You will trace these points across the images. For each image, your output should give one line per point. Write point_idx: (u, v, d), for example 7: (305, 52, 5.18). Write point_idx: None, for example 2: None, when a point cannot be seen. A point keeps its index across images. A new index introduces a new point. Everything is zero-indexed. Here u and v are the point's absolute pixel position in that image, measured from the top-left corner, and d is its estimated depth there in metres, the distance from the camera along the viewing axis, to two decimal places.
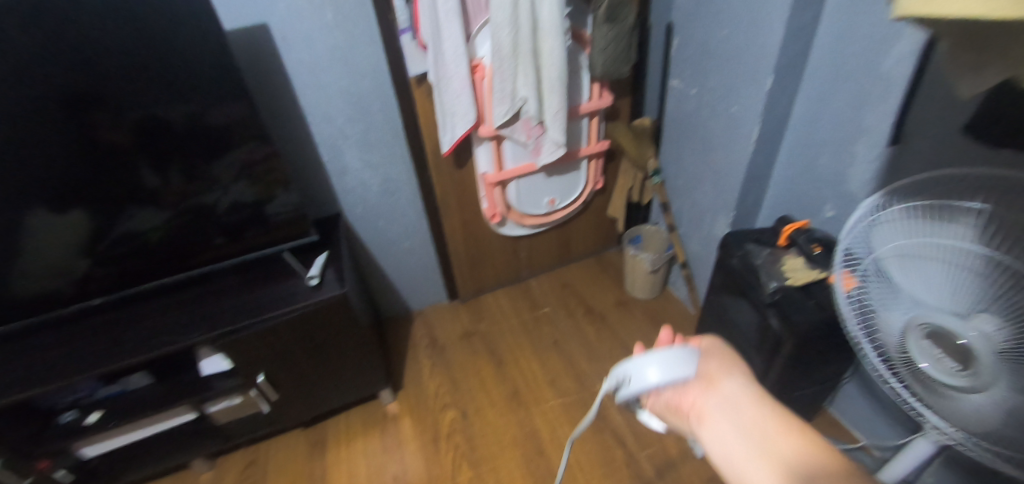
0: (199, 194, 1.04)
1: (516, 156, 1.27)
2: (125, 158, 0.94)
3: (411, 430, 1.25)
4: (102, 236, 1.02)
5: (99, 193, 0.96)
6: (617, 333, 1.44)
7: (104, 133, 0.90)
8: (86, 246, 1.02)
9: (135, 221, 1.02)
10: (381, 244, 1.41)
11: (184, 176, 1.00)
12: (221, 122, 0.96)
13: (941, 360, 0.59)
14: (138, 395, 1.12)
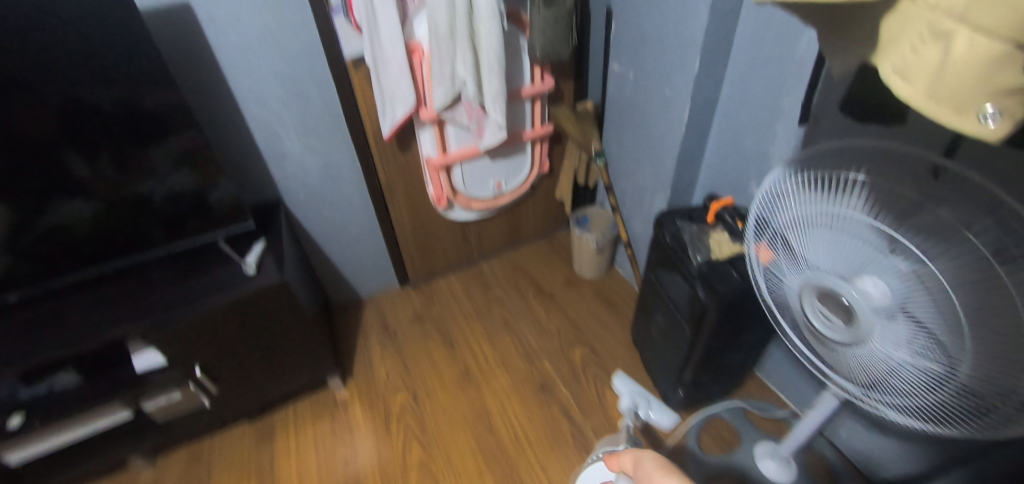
0: (132, 184, 1.00)
1: (460, 138, 1.27)
2: (48, 148, 0.90)
3: (362, 414, 1.26)
4: (26, 227, 0.96)
5: (21, 185, 0.92)
6: (566, 311, 1.50)
7: (24, 122, 0.86)
8: (6, 242, 0.96)
9: (61, 215, 0.98)
10: (327, 230, 1.39)
11: (116, 166, 0.96)
12: (155, 109, 0.93)
13: (832, 318, 0.64)
14: (68, 394, 1.06)
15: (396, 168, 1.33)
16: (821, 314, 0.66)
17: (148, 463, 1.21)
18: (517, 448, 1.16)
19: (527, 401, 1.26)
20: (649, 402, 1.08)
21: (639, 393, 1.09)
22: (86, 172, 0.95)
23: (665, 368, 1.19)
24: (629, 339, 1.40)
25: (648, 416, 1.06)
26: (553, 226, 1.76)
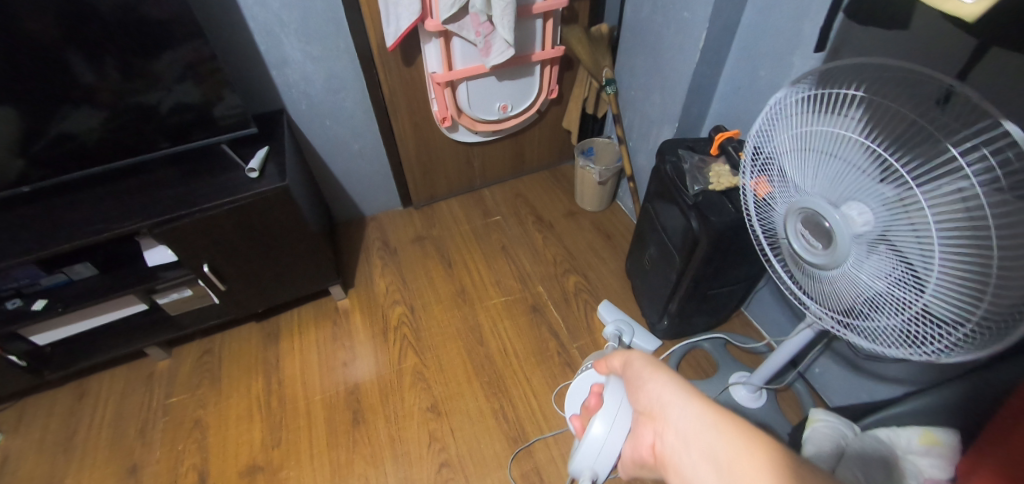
0: (140, 92, 1.02)
1: (466, 55, 1.23)
2: (55, 49, 0.91)
3: (362, 322, 1.34)
4: (40, 132, 0.99)
5: (36, 91, 0.95)
6: (563, 240, 1.53)
7: (29, 21, 0.87)
8: (18, 145, 0.99)
9: (73, 122, 1.01)
10: (330, 144, 1.39)
11: (123, 72, 0.99)
12: (160, 16, 0.94)
13: (809, 242, 0.65)
14: (86, 285, 1.12)
15: (401, 84, 1.31)
16: (801, 236, 0.66)
17: (165, 353, 1.28)
18: (505, 361, 1.23)
19: (518, 320, 1.32)
20: (630, 329, 1.18)
21: (621, 321, 1.18)
22: (92, 66, 0.96)
23: (652, 297, 1.23)
24: (622, 271, 1.44)
25: (631, 340, 1.17)
26: (558, 159, 1.77)
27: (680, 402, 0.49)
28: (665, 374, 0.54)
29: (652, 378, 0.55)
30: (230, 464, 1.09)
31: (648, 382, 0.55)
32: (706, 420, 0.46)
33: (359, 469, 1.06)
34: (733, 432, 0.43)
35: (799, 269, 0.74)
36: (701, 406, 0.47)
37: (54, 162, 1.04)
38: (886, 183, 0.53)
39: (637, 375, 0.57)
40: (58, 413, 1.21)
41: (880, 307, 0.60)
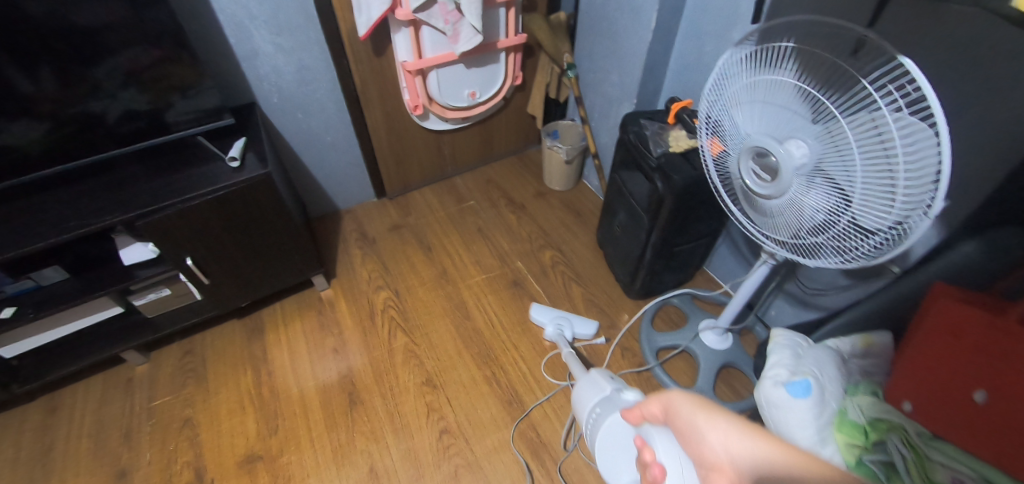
0: (83, 101, 1.00)
1: (435, 43, 1.29)
2: None
3: (348, 309, 1.35)
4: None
5: None
6: (535, 218, 1.60)
7: None
8: None
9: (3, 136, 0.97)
10: (302, 136, 1.40)
11: (60, 80, 0.96)
12: (94, 23, 0.92)
13: (758, 177, 0.75)
14: (58, 290, 1.08)
15: (372, 74, 1.35)
16: (752, 173, 0.76)
17: (143, 358, 1.25)
18: (493, 333, 1.28)
19: (501, 294, 1.38)
20: (569, 322, 1.26)
21: (558, 317, 1.26)
22: (58, 64, 0.94)
23: (624, 261, 1.33)
24: (594, 242, 1.54)
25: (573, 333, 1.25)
26: (525, 144, 1.85)
27: (744, 449, 0.42)
28: (721, 415, 0.46)
29: (708, 425, 0.46)
30: (226, 458, 1.08)
31: (707, 435, 0.46)
32: (774, 465, 0.40)
33: (361, 446, 1.09)
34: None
35: (751, 208, 0.85)
36: (778, 457, 0.40)
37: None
38: (816, 117, 0.63)
39: (689, 430, 0.48)
40: (30, 429, 1.15)
41: (817, 226, 0.72)
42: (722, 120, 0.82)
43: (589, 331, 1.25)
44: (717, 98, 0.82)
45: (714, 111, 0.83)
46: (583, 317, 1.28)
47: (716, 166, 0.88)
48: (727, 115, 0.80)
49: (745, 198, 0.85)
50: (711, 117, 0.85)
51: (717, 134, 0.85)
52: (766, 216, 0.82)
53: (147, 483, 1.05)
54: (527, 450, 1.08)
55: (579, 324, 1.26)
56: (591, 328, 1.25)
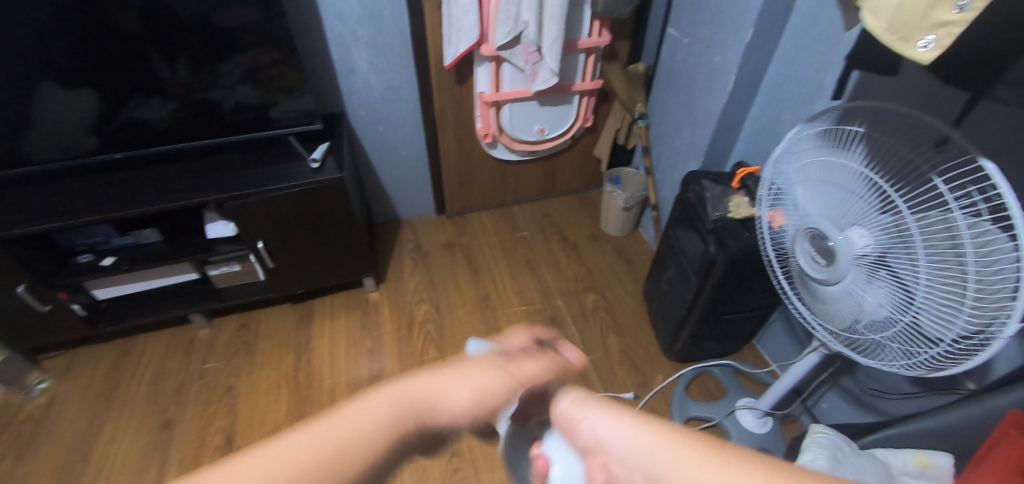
0: (205, 89, 1.16)
1: (514, 80, 1.37)
2: (137, 48, 1.06)
3: (389, 314, 1.42)
4: (111, 117, 1.14)
5: (113, 81, 1.09)
6: (585, 259, 1.61)
7: (118, 21, 1.02)
8: (93, 126, 1.14)
9: (141, 111, 1.15)
10: (380, 148, 1.52)
11: (191, 68, 1.12)
12: (225, 26, 1.08)
13: (814, 259, 0.72)
14: (152, 249, 1.23)
15: (451, 100, 1.44)
16: (807, 253, 0.73)
17: (206, 322, 1.39)
18: None
19: None
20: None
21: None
22: (194, 57, 1.10)
23: (666, 318, 1.30)
24: (639, 293, 1.51)
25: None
26: (586, 185, 1.88)
27: (629, 442, 0.30)
28: (586, 396, 0.36)
29: (575, 408, 0.36)
30: (255, 431, 1.16)
31: (565, 415, 0.37)
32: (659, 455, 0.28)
33: None
34: (692, 452, 0.27)
35: (805, 289, 0.81)
36: (679, 452, 0.27)
37: (120, 142, 1.18)
38: (885, 207, 0.60)
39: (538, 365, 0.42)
40: (104, 366, 1.31)
41: (876, 323, 0.68)
42: (783, 196, 0.80)
43: None
44: (779, 174, 0.81)
45: (774, 185, 0.82)
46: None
47: (771, 239, 0.86)
48: (789, 192, 0.78)
49: (800, 279, 0.81)
50: (774, 189, 0.83)
51: (776, 208, 0.83)
52: (819, 300, 0.78)
53: (186, 437, 1.15)
54: None
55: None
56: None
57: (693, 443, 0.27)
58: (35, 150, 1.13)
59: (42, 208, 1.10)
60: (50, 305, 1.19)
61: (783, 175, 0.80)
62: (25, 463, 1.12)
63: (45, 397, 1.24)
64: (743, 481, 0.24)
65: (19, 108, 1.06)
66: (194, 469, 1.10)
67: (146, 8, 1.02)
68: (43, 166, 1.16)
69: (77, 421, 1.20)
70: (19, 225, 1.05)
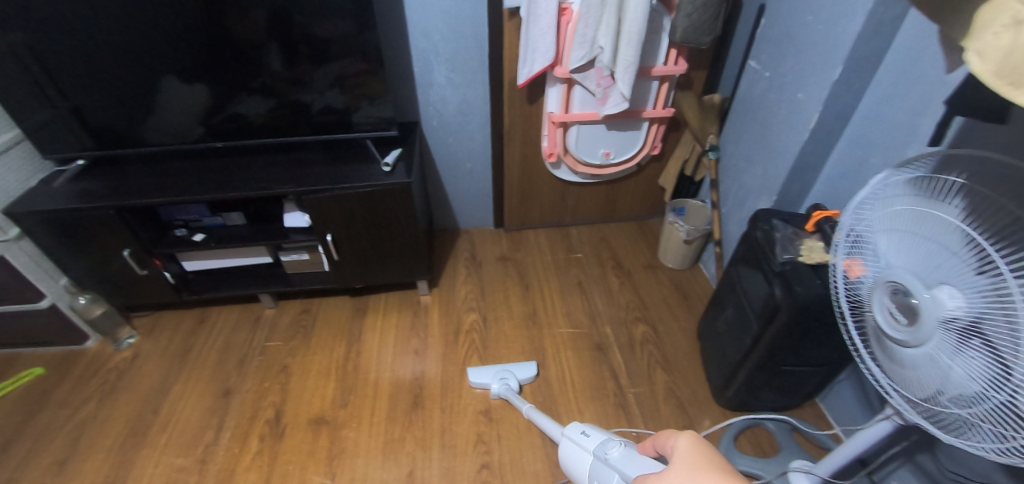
0: (298, 93, 1.27)
1: (583, 102, 1.40)
2: (247, 51, 1.19)
3: (438, 318, 1.46)
4: (218, 111, 1.28)
5: (222, 79, 1.23)
6: (638, 288, 1.57)
7: (235, 28, 1.15)
8: (202, 117, 1.29)
9: (243, 108, 1.28)
10: (448, 159, 1.59)
11: (289, 72, 1.24)
12: (325, 36, 1.18)
13: (893, 316, 0.66)
14: (235, 231, 1.36)
15: (519, 118, 1.49)
16: (885, 309, 0.67)
17: (272, 304, 1.49)
18: (560, 388, 1.27)
19: (580, 352, 1.37)
20: (511, 372, 1.26)
21: (499, 371, 1.25)
22: (293, 62, 1.22)
23: (721, 361, 1.23)
24: (694, 331, 1.45)
25: (516, 381, 1.25)
26: (647, 213, 1.84)
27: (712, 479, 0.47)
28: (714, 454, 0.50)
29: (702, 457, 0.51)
30: (302, 412, 1.22)
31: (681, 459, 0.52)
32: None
33: (410, 448, 1.14)
34: None
35: (883, 350, 0.73)
36: None
37: (223, 133, 1.32)
38: (982, 268, 0.54)
39: (643, 481, 0.53)
40: (182, 330, 1.45)
41: (966, 398, 0.60)
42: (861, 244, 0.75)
43: (527, 373, 1.27)
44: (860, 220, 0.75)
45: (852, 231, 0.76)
46: (519, 362, 1.29)
47: (845, 290, 0.80)
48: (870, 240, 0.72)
49: (873, 336, 0.75)
50: (852, 237, 0.77)
51: (852, 256, 0.77)
52: (896, 364, 0.70)
53: (241, 407, 1.24)
54: None
55: (518, 370, 1.27)
56: (530, 371, 1.27)
57: None
58: (153, 133, 1.29)
59: (152, 184, 1.25)
60: (146, 270, 1.33)
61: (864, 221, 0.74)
62: (108, 407, 1.26)
63: (130, 351, 1.39)
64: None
65: (148, 97, 1.23)
66: (245, 438, 1.17)
67: (262, 18, 1.14)
68: (159, 148, 1.32)
69: (153, 377, 1.33)
70: (135, 196, 1.21)
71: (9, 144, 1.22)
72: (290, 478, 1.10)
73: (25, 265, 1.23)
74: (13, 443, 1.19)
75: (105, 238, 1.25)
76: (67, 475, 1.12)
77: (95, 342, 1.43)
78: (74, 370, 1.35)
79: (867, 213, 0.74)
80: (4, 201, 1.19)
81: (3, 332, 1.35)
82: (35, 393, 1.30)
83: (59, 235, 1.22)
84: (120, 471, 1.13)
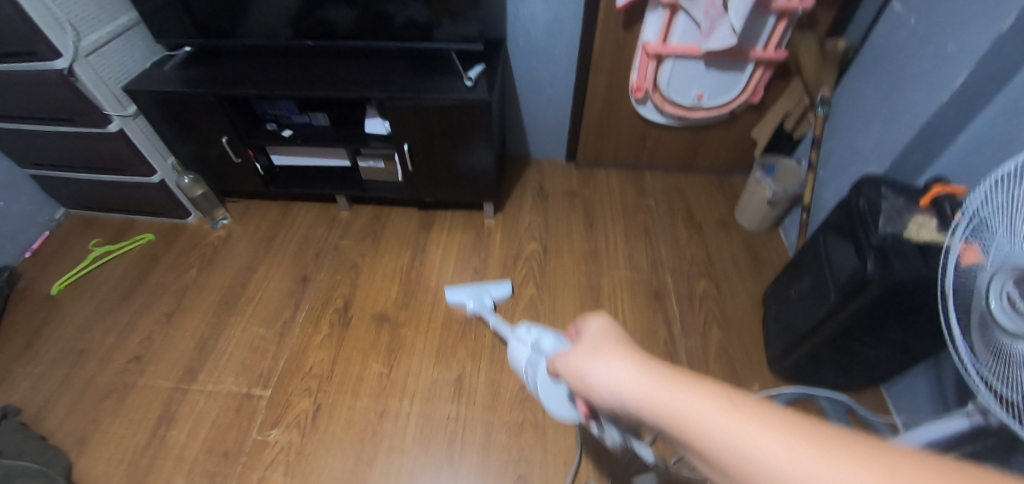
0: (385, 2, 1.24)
1: (685, 34, 1.28)
2: None
3: (500, 242, 1.49)
4: (307, 14, 1.28)
5: None
6: (707, 244, 1.51)
7: None
8: (291, 14, 1.28)
9: (332, 12, 1.28)
10: (529, 82, 1.54)
11: None
12: None
13: (1012, 306, 0.54)
14: (320, 131, 1.42)
15: (610, 46, 1.39)
16: (1004, 296, 0.55)
17: (347, 207, 1.58)
18: None
19: (637, 297, 1.36)
20: (485, 291, 1.25)
21: (473, 291, 1.25)
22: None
23: (786, 328, 1.18)
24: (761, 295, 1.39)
25: (491, 298, 1.25)
26: (731, 167, 1.73)
27: (634, 377, 0.41)
28: (626, 349, 0.45)
29: (612, 355, 0.45)
30: (367, 307, 1.33)
31: (592, 372, 0.46)
32: (660, 396, 0.37)
33: (461, 356, 1.22)
34: (696, 385, 0.36)
35: (981, 342, 0.61)
36: (691, 396, 0.36)
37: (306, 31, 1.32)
38: None
39: (559, 362, 0.55)
40: (269, 219, 1.58)
41: None
42: (988, 232, 0.60)
43: (502, 291, 1.26)
44: (988, 206, 0.60)
45: (979, 218, 0.61)
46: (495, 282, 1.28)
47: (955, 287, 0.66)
48: (999, 223, 0.57)
49: (977, 337, 0.62)
50: (975, 222, 0.62)
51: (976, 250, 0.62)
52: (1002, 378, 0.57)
53: (315, 293, 1.36)
54: (592, 444, 1.08)
55: (494, 288, 1.26)
56: (505, 288, 1.26)
57: (695, 387, 0.36)
58: (248, 26, 1.32)
59: (247, 76, 1.31)
60: (240, 159, 1.43)
61: (993, 207, 0.59)
62: (205, 276, 1.43)
63: (225, 231, 1.55)
64: (727, 405, 0.34)
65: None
66: (317, 319, 1.30)
67: None
68: (255, 43, 1.36)
69: (243, 256, 1.48)
70: (234, 86, 1.28)
71: (127, 28, 1.31)
72: (353, 362, 1.22)
73: (141, 142, 1.36)
74: (134, 293, 1.40)
75: (208, 124, 1.35)
76: (174, 324, 1.32)
77: (195, 220, 1.59)
78: (179, 241, 1.53)
79: (993, 199, 0.59)
80: (123, 80, 1.29)
81: (122, 200, 1.53)
82: (149, 256, 1.50)
83: (168, 116, 1.33)
84: (214, 331, 1.30)
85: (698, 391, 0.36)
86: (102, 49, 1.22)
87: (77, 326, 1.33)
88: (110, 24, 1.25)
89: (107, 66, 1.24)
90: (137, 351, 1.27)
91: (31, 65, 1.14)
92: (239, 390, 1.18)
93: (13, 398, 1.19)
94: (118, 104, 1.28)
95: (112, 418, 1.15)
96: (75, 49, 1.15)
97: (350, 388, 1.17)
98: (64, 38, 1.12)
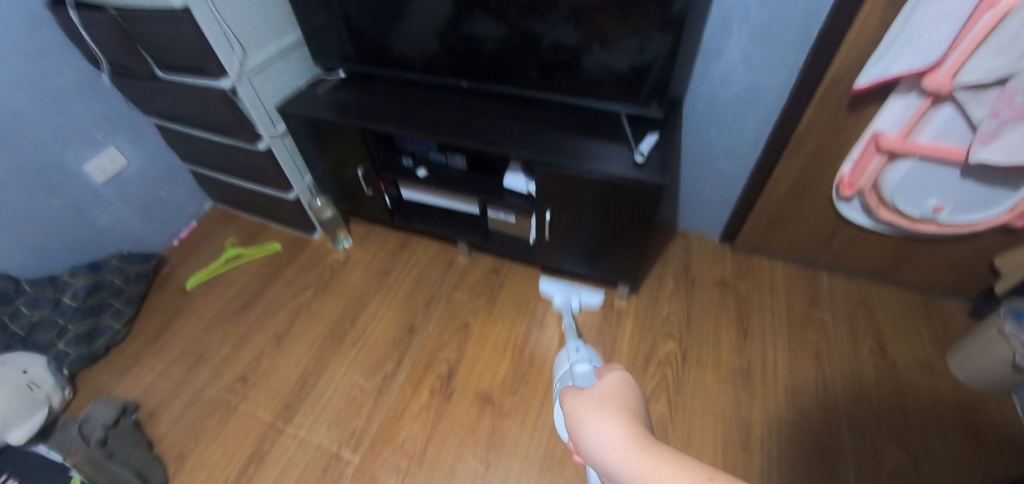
0: (535, 20, 1.03)
1: (945, 133, 0.96)
2: None
3: (631, 330, 1.30)
4: (451, 28, 1.12)
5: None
6: (902, 394, 1.19)
7: None
8: (440, 35, 1.15)
9: (478, 27, 1.09)
10: (699, 151, 1.31)
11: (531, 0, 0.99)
12: None
13: None
14: (456, 175, 1.30)
15: (823, 126, 1.09)
16: None
17: (466, 253, 1.46)
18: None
19: (800, 450, 1.09)
20: (576, 293, 1.31)
21: (565, 289, 1.32)
22: None
23: None
24: None
25: (579, 302, 1.31)
26: (942, 289, 1.35)
27: (625, 438, 0.48)
28: (619, 414, 0.52)
29: (608, 417, 0.52)
30: (471, 381, 1.19)
31: (591, 428, 0.53)
32: (647, 462, 0.44)
33: (568, 475, 1.03)
34: (677, 459, 0.44)
35: None
36: (673, 466, 0.43)
37: (455, 54, 1.17)
38: None
39: (566, 406, 0.61)
40: (387, 249, 1.53)
41: None
42: None
43: (593, 301, 1.31)
44: None
45: None
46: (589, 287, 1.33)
47: None
48: None
49: None
50: None
51: None
52: None
53: (420, 349, 1.26)
54: None
55: (585, 293, 1.32)
56: (596, 298, 1.31)
57: (677, 463, 0.43)
58: (399, 46, 1.22)
59: (395, 111, 1.23)
60: (371, 190, 1.38)
61: None
62: (318, 301, 1.40)
63: (343, 254, 1.52)
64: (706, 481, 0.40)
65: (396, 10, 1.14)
66: (419, 381, 1.20)
67: None
68: (409, 74, 1.28)
69: (356, 285, 1.43)
70: (380, 121, 1.20)
71: (290, 45, 1.29)
72: (448, 447, 1.09)
73: (284, 159, 1.35)
74: (251, 305, 1.41)
75: (349, 152, 1.29)
76: (283, 349, 1.30)
77: (320, 236, 1.59)
78: (301, 256, 1.53)
79: None
80: (279, 98, 1.28)
81: (260, 207, 1.57)
82: (273, 266, 1.51)
83: (314, 139, 1.30)
84: (316, 367, 1.25)
85: (685, 465, 0.43)
86: (264, 68, 1.21)
87: (199, 328, 1.37)
88: (276, 42, 1.24)
89: (265, 85, 1.23)
90: (245, 371, 1.26)
91: (198, 79, 1.14)
92: (330, 446, 1.11)
93: (134, 392, 1.24)
94: (269, 122, 1.26)
95: (210, 441, 1.14)
96: (240, 68, 1.13)
97: (440, 480, 1.04)
98: (230, 57, 1.10)
